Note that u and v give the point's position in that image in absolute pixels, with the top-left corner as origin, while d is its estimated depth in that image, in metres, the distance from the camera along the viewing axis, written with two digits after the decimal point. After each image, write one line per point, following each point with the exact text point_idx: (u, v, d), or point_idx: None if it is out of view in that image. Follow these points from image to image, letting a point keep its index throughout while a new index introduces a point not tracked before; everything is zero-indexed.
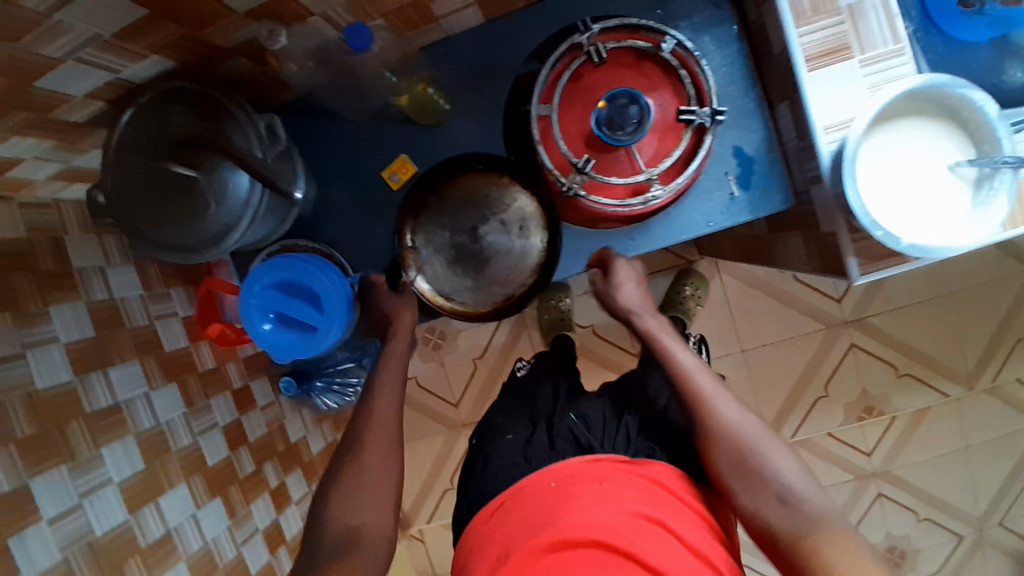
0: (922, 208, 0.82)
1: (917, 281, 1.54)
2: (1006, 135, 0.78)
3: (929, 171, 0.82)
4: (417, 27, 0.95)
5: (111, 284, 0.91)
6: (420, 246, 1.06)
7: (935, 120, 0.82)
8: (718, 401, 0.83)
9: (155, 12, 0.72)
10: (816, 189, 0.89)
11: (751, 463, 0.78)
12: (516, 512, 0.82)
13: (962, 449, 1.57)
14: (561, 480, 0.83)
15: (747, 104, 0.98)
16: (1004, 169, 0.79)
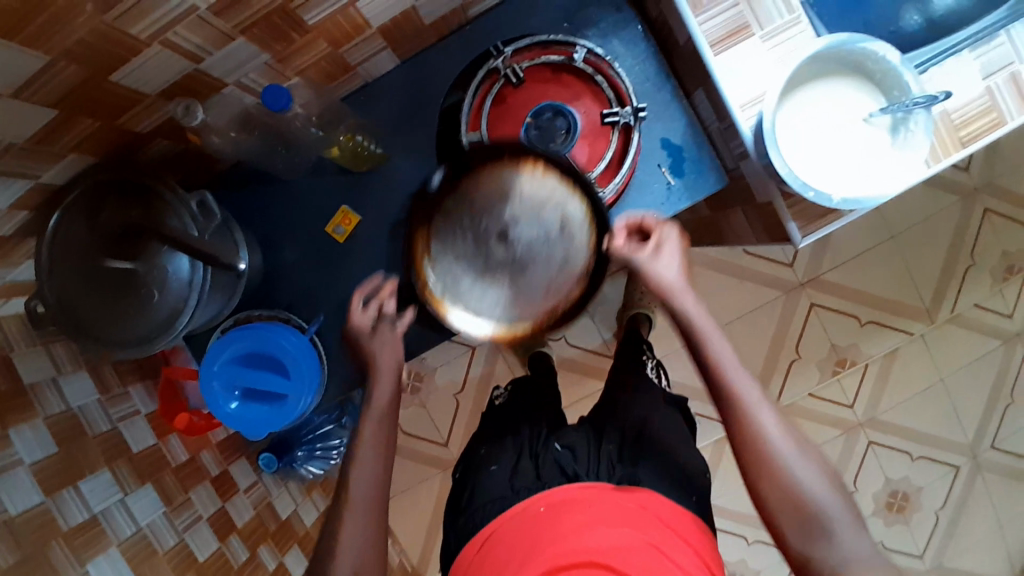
0: (849, 161, 0.85)
1: (863, 232, 1.60)
2: (912, 78, 0.82)
3: (847, 125, 0.86)
4: (336, 79, 0.96)
5: (67, 394, 0.87)
6: (440, 271, 0.95)
7: (841, 78, 0.86)
8: (783, 445, 0.73)
9: (66, 109, 0.71)
10: (745, 163, 0.92)
11: (778, 465, 0.73)
12: (503, 547, 0.82)
13: (939, 383, 1.62)
14: (550, 508, 0.84)
15: (665, 96, 0.99)
16: (917, 111, 0.83)
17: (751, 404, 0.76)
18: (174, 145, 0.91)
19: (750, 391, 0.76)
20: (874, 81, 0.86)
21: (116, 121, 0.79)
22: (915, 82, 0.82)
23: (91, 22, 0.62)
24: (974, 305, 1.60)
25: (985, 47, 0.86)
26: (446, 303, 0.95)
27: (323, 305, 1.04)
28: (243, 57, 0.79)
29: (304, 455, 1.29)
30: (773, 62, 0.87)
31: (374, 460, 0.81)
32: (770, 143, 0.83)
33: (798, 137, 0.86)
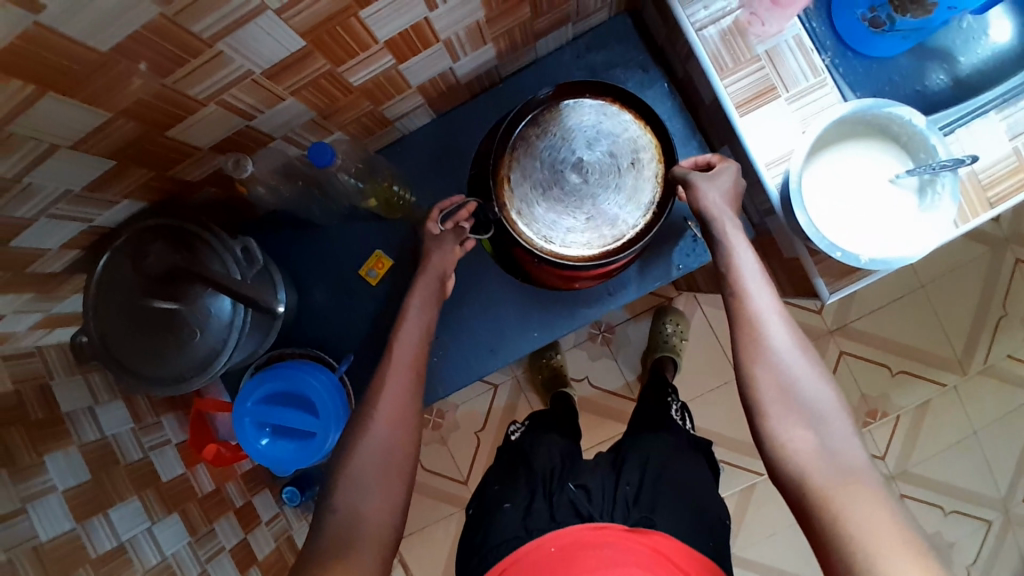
0: (877, 221, 0.87)
1: (894, 283, 1.59)
2: (938, 141, 0.84)
3: (873, 185, 0.88)
4: (375, 131, 1.01)
5: (102, 423, 0.90)
6: (511, 184, 0.97)
7: (863, 144, 0.88)
8: (775, 323, 0.75)
9: (123, 160, 0.76)
10: (771, 219, 0.95)
11: (806, 415, 0.70)
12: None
13: (971, 436, 1.59)
14: (562, 552, 0.82)
15: (691, 152, 1.04)
16: (944, 173, 0.84)
17: (785, 354, 0.73)
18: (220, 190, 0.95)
19: (782, 336, 0.74)
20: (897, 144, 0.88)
21: (169, 171, 0.83)
22: (941, 144, 0.84)
23: (154, 85, 0.66)
24: (1005, 356, 1.58)
25: (1012, 108, 0.88)
26: (517, 218, 0.96)
27: (353, 345, 1.07)
28: (287, 113, 0.84)
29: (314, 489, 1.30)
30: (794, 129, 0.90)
31: (389, 392, 0.80)
32: (797, 204, 0.84)
33: (826, 196, 0.87)
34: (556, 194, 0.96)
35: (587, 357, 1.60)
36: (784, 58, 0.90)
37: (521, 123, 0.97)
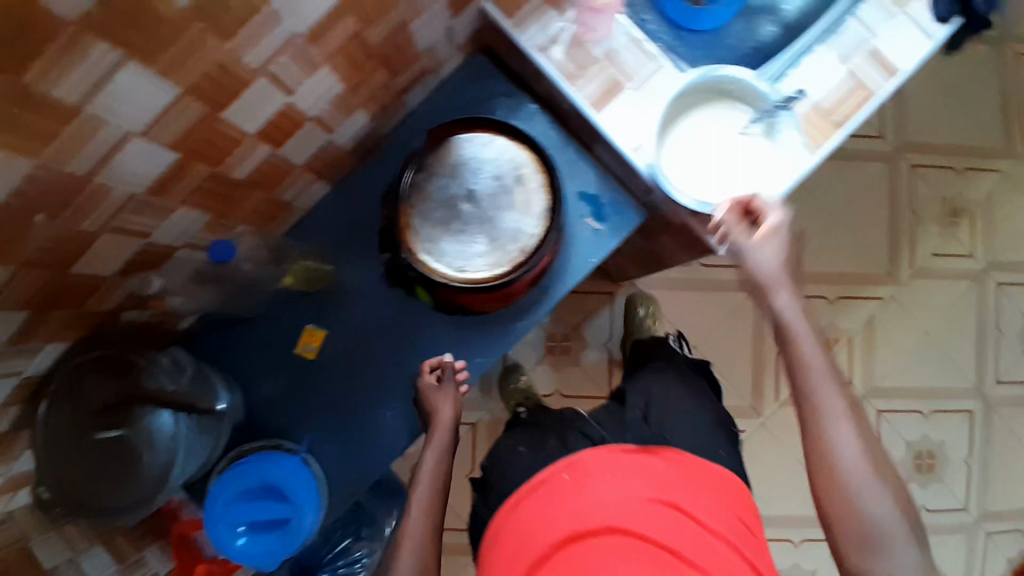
0: (741, 169, 1.00)
1: (803, 214, 1.68)
2: (767, 89, 0.98)
3: (730, 139, 1.01)
4: (276, 218, 1.07)
5: (88, 571, 0.90)
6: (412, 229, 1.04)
7: (703, 110, 1.02)
8: (835, 426, 0.75)
9: (42, 313, 0.79)
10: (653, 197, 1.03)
11: (843, 471, 0.73)
12: (522, 527, 0.83)
13: (925, 337, 1.69)
14: (573, 482, 0.85)
15: (570, 156, 1.13)
16: (780, 112, 0.99)
17: (815, 378, 0.77)
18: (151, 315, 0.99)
19: (837, 399, 0.76)
20: (733, 101, 1.03)
21: (90, 311, 0.86)
22: (771, 90, 0.99)
23: (54, 236, 0.70)
24: (929, 255, 1.70)
25: (832, 37, 1.02)
26: (423, 260, 1.03)
27: (314, 424, 1.11)
28: (188, 224, 0.88)
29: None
30: (643, 112, 1.05)
31: (425, 516, 0.89)
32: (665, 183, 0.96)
33: (691, 163, 1.00)
34: (455, 225, 1.04)
35: (550, 371, 1.65)
36: (620, 55, 1.05)
37: (411, 172, 1.05)
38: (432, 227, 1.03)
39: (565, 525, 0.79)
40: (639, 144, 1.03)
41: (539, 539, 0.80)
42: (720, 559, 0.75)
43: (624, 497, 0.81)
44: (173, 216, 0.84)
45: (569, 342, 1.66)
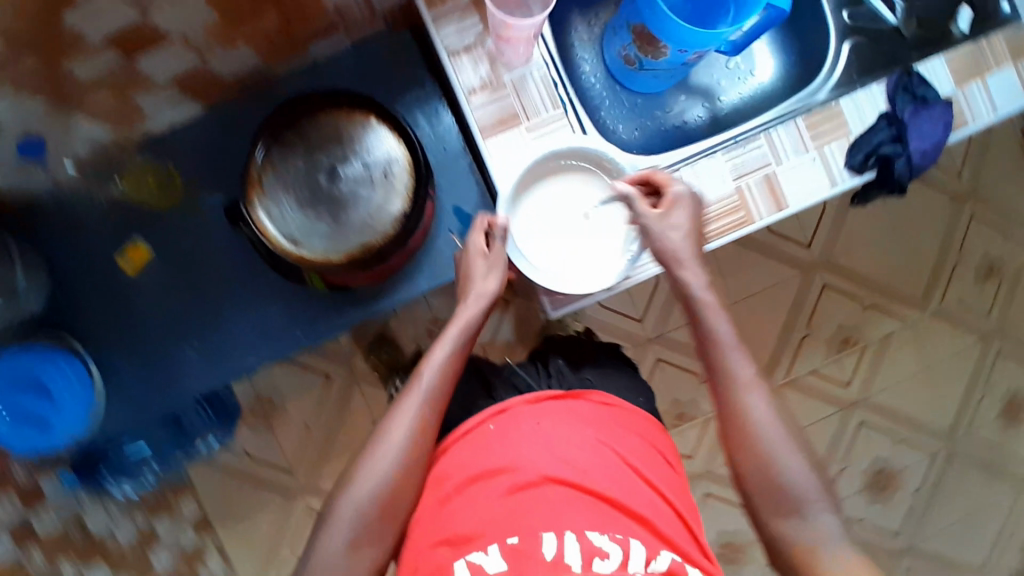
0: (800, 204, 0.85)
1: (872, 319, 1.53)
2: (881, 138, 0.85)
3: (811, 174, 0.84)
4: (282, 52, 0.86)
5: None
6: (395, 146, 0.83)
7: (816, 144, 0.85)
8: (753, 402, 0.68)
9: (14, 80, 0.66)
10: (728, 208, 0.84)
11: (753, 430, 0.66)
12: (457, 466, 0.69)
13: (934, 471, 1.58)
14: (499, 433, 0.69)
15: (657, 132, 0.96)
16: (870, 167, 0.85)
17: (739, 386, 0.69)
18: (133, 129, 0.85)
19: (749, 373, 0.70)
20: (849, 141, 0.85)
21: (66, 100, 0.73)
22: (882, 141, 0.85)
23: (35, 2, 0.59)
24: (976, 341, 1.56)
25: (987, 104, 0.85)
26: (365, 207, 0.82)
27: (249, 303, 0.90)
28: (206, 44, 0.76)
29: (111, 477, 1.14)
30: (743, 126, 0.90)
31: (418, 415, 0.71)
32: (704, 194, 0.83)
33: (749, 180, 0.84)
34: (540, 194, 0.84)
35: None
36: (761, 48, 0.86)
37: (444, 102, 0.91)
38: (529, 182, 0.84)
39: (487, 465, 0.66)
40: (739, 156, 0.84)
41: (479, 475, 0.66)
42: (665, 508, 0.66)
43: (563, 439, 0.68)
44: (186, 28, 0.71)
45: (588, 327, 1.38)
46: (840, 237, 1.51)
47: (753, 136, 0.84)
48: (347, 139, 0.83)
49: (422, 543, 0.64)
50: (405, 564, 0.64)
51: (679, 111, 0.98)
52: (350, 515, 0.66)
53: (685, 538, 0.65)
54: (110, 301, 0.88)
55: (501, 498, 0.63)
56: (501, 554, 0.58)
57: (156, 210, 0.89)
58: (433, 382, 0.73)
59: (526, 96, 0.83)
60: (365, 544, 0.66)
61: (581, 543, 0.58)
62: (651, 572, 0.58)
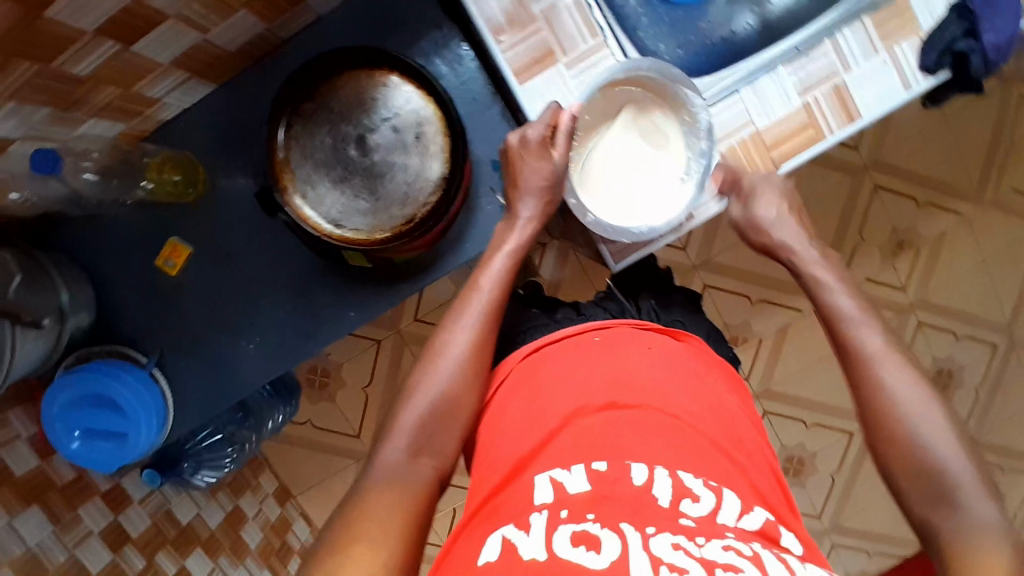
0: (870, 114, 0.79)
1: (927, 217, 1.44)
2: (957, 30, 0.76)
3: (880, 79, 0.78)
4: (285, 14, 0.78)
5: (16, 360, 0.73)
6: (413, 100, 0.77)
7: (886, 45, 0.78)
8: (890, 374, 0.64)
9: (14, 95, 0.61)
10: (797, 126, 0.78)
11: (891, 406, 0.63)
12: (540, 380, 0.60)
13: (999, 365, 1.52)
14: (606, 347, 0.61)
15: (706, 49, 0.87)
16: (946, 65, 0.77)
17: (873, 357, 0.66)
18: (144, 121, 0.79)
19: (878, 344, 0.66)
20: (921, 40, 0.77)
21: (73, 103, 0.68)
22: (960, 32, 0.76)
23: (22, 5, 0.52)
24: None
25: None
26: (395, 172, 0.77)
27: (290, 286, 0.86)
28: (204, 14, 0.68)
29: (191, 466, 1.16)
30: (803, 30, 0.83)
31: (474, 332, 0.66)
32: (763, 113, 0.78)
33: (817, 92, 0.78)
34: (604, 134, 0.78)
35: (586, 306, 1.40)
36: None
37: (465, 41, 0.82)
38: (594, 121, 0.78)
39: (576, 374, 0.58)
40: (804, 68, 0.78)
41: (567, 396, 0.56)
42: (757, 461, 0.56)
43: (666, 370, 0.58)
44: (183, 6, 0.65)
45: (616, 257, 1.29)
46: (888, 134, 1.40)
47: (817, 42, 0.78)
48: (370, 102, 0.77)
49: (493, 464, 0.55)
50: (482, 468, 0.56)
51: (726, 20, 0.88)
52: (411, 426, 0.61)
53: (776, 498, 0.54)
54: (157, 303, 0.86)
55: (589, 419, 0.53)
56: (584, 475, 0.49)
57: (188, 203, 0.84)
58: (493, 292, 0.68)
59: (560, 27, 0.74)
60: (425, 454, 0.61)
61: (672, 481, 0.48)
62: (742, 531, 0.46)
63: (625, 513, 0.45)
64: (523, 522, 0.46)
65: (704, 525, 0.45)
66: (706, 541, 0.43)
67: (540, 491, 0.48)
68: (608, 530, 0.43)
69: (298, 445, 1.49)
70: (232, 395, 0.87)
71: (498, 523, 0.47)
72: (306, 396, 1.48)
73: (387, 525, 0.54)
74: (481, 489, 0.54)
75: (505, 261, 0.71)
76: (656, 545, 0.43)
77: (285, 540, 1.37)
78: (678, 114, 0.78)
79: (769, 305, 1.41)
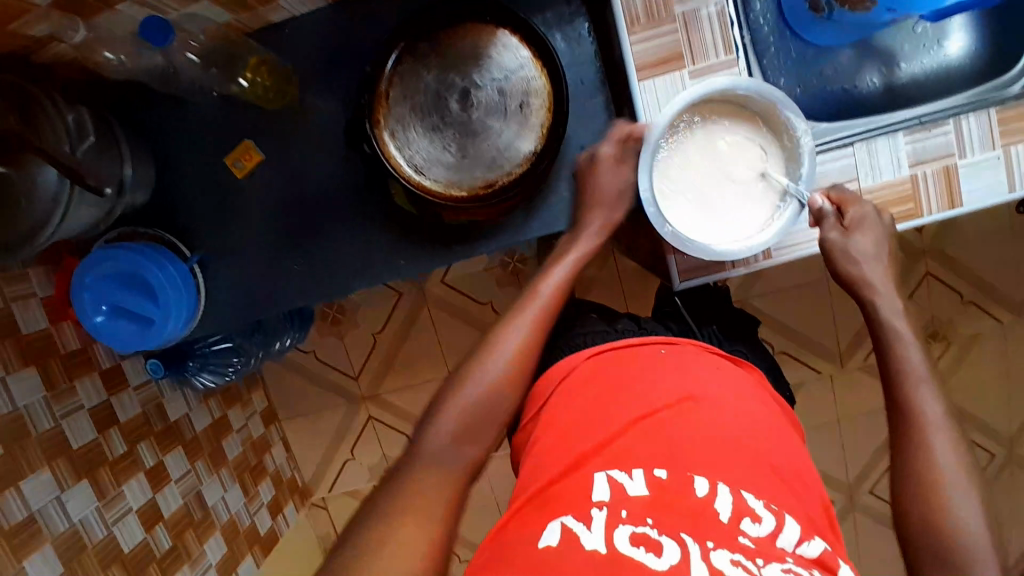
0: (970, 205, 0.77)
1: (970, 317, 1.41)
2: None
3: (991, 173, 0.76)
4: None
5: (69, 220, 0.72)
6: (527, 67, 0.74)
7: (1005, 141, 0.76)
8: (939, 444, 0.61)
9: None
10: (897, 196, 0.76)
11: (931, 478, 0.59)
12: (604, 381, 0.63)
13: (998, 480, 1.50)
14: (673, 359, 0.64)
15: (823, 93, 0.87)
16: None
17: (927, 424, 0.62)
18: (250, 17, 0.78)
19: (936, 414, 0.62)
20: None
21: None
22: None
23: None
24: None
25: None
26: (492, 136, 0.75)
27: (345, 219, 0.85)
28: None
29: (195, 366, 1.15)
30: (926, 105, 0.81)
31: (520, 343, 0.66)
32: (869, 172, 0.76)
33: (925, 168, 0.76)
34: (699, 137, 0.75)
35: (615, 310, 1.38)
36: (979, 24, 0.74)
37: (589, 21, 0.80)
38: (693, 122, 0.75)
39: (640, 382, 0.61)
40: (922, 141, 0.76)
41: (631, 401, 0.59)
42: (812, 492, 0.57)
43: (727, 390, 0.61)
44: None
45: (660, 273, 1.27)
46: (956, 225, 1.37)
47: (942, 120, 0.75)
48: (482, 57, 0.75)
49: (551, 452, 0.58)
50: (539, 453, 0.59)
51: (852, 72, 0.87)
52: (457, 420, 0.62)
53: (832, 533, 0.55)
54: (213, 200, 0.85)
55: (652, 426, 0.56)
56: (644, 481, 0.52)
57: (271, 110, 0.83)
58: (540, 311, 0.69)
59: (696, 34, 0.72)
60: (467, 444, 0.61)
61: (734, 498, 0.51)
62: (800, 557, 0.49)
63: (685, 524, 0.49)
64: (584, 515, 0.49)
65: (763, 546, 0.48)
66: (766, 564, 0.47)
67: (599, 487, 0.52)
68: (667, 537, 0.48)
69: (296, 372, 1.49)
70: (261, 310, 0.86)
71: (557, 512, 0.51)
72: (317, 327, 1.47)
73: (432, 514, 0.55)
74: (538, 474, 0.57)
75: (567, 268, 0.73)
76: (715, 559, 0.47)
77: (261, 461, 1.36)
78: (779, 139, 0.75)
79: (791, 359, 1.40)
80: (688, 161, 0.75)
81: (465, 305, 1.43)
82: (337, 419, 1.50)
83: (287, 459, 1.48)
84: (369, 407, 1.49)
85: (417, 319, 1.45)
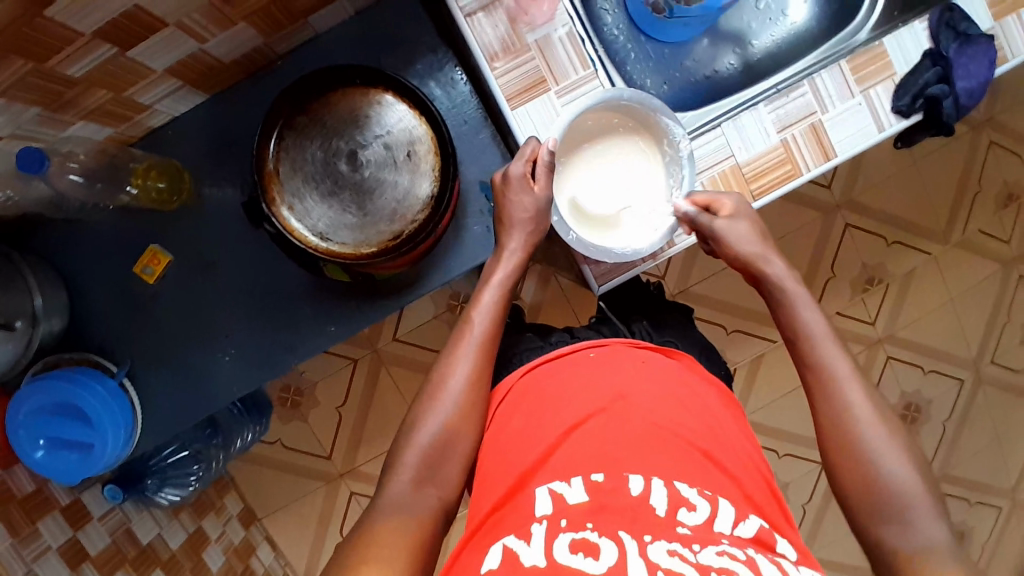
0: (846, 152, 0.81)
1: (902, 254, 1.47)
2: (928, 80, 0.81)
3: (858, 120, 0.81)
4: (283, 29, 0.78)
5: None
6: (403, 117, 0.78)
7: (861, 88, 0.81)
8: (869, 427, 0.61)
9: (2, 92, 0.61)
10: (777, 160, 0.81)
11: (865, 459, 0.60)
12: (536, 397, 0.65)
13: (972, 401, 1.53)
14: (600, 358, 0.67)
15: (683, 83, 0.95)
16: (915, 110, 0.81)
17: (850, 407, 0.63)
18: (133, 127, 0.79)
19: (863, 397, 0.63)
20: (895, 83, 0.82)
21: (61, 102, 0.67)
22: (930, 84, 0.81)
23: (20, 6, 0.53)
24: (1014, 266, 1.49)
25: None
26: (388, 189, 0.78)
27: (266, 299, 0.85)
28: (203, 25, 0.69)
29: (155, 483, 1.16)
30: (786, 74, 0.86)
31: (471, 366, 0.67)
32: (745, 146, 0.81)
33: (794, 129, 0.81)
34: (587, 148, 0.82)
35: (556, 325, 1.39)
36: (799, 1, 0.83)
37: (459, 66, 0.84)
38: (585, 139, 0.82)
39: (569, 397, 0.63)
40: (783, 107, 0.81)
41: (563, 410, 0.61)
42: (753, 478, 0.60)
43: (654, 389, 0.63)
44: (183, 15, 0.65)
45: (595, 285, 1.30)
46: (862, 173, 1.44)
47: (797, 84, 0.81)
48: (362, 119, 0.78)
49: (494, 478, 0.60)
50: (486, 477, 0.61)
51: (705, 59, 0.96)
52: (404, 463, 0.62)
53: (773, 507, 0.59)
54: (135, 312, 0.85)
55: (583, 436, 0.58)
56: (584, 487, 0.53)
57: (169, 210, 0.84)
58: (484, 327, 0.70)
59: (553, 57, 0.78)
60: (423, 484, 0.62)
61: (668, 490, 0.53)
62: (737, 538, 0.51)
63: (623, 521, 0.50)
64: (524, 532, 0.51)
65: (699, 533, 0.50)
66: (702, 547, 0.48)
67: (542, 502, 0.53)
68: (606, 537, 0.48)
69: (267, 465, 1.46)
70: (205, 409, 0.85)
71: (501, 532, 0.52)
72: (278, 415, 1.46)
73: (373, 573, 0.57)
74: (484, 500, 0.58)
75: (495, 295, 0.72)
76: (652, 551, 0.47)
77: (249, 564, 1.30)
78: (661, 147, 0.83)
79: (745, 335, 1.43)
80: (570, 188, 0.82)
81: (421, 355, 1.44)
82: (321, 501, 1.47)
83: (276, 557, 1.43)
84: (350, 482, 1.46)
85: (380, 380, 1.44)
